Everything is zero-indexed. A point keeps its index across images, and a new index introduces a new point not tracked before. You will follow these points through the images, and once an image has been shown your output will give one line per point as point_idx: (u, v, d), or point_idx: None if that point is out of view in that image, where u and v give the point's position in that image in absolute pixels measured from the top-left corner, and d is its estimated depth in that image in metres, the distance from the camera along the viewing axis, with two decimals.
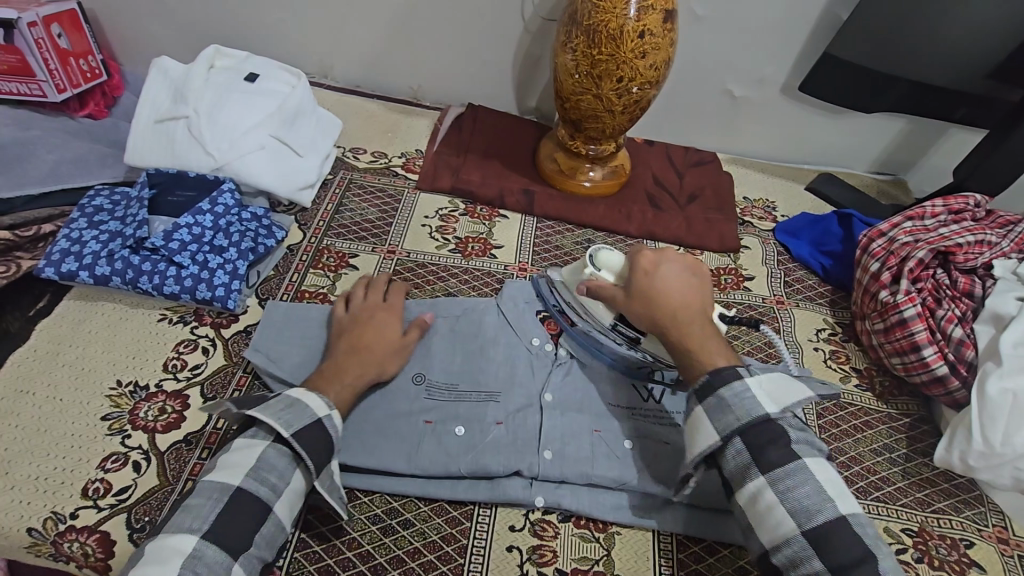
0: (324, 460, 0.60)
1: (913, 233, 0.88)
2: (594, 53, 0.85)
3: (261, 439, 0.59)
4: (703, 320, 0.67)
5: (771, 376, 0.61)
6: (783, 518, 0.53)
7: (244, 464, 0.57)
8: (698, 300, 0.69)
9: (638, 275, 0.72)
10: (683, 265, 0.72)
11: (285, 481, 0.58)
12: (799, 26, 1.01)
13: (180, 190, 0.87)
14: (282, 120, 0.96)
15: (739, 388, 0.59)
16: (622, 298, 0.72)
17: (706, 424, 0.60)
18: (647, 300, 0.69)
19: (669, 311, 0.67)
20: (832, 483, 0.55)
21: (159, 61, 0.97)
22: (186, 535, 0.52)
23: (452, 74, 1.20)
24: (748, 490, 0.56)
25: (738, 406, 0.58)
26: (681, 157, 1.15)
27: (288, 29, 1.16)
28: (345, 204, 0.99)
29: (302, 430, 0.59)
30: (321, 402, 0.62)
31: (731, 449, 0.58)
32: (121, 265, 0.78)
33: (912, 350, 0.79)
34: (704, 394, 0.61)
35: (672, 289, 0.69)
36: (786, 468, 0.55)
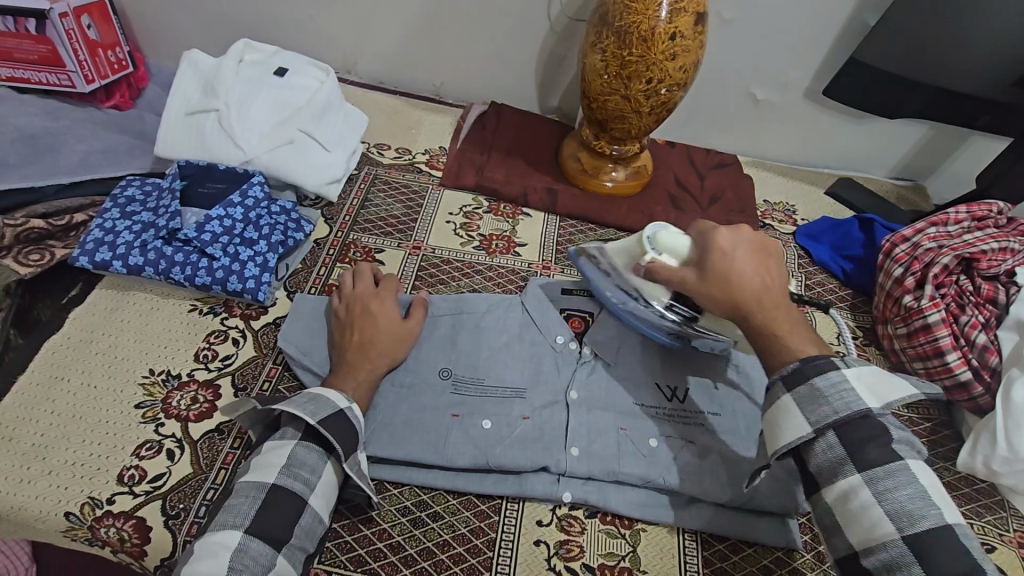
0: (351, 447, 0.61)
1: (937, 239, 0.88)
2: (624, 54, 0.86)
3: (289, 437, 0.60)
4: (780, 307, 0.63)
5: (874, 371, 0.58)
6: (879, 520, 0.51)
7: (276, 462, 0.58)
8: (776, 282, 0.65)
9: (713, 256, 0.66)
10: (757, 247, 0.67)
11: (317, 474, 0.59)
12: (826, 31, 1.02)
13: (212, 182, 0.89)
14: (311, 114, 0.97)
15: (836, 378, 0.57)
16: (693, 280, 0.67)
17: (796, 414, 0.57)
18: (726, 286, 0.64)
19: (751, 297, 0.63)
20: (937, 491, 0.51)
21: (189, 54, 0.98)
22: (230, 530, 0.53)
23: (476, 72, 1.20)
24: (839, 488, 0.54)
25: (835, 398, 0.56)
26: (702, 158, 1.15)
27: (314, 25, 1.17)
28: (370, 199, 1.00)
29: (327, 419, 0.60)
30: (340, 396, 0.63)
31: (822, 443, 0.56)
32: (154, 255, 0.80)
33: (936, 355, 0.80)
34: (795, 381, 0.58)
35: (752, 273, 0.65)
36: (888, 467, 0.52)
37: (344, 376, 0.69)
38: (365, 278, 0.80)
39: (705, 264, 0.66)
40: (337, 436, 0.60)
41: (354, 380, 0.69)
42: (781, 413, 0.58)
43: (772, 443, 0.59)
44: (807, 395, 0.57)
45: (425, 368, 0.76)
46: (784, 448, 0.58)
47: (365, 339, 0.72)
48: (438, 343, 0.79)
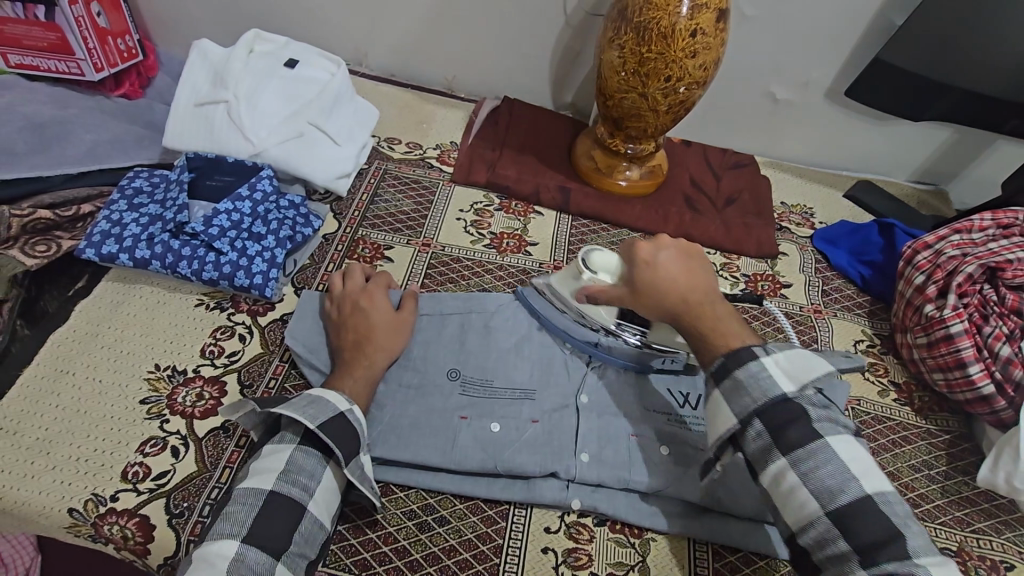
0: (352, 452, 0.60)
1: (960, 247, 0.86)
2: (643, 51, 0.84)
3: (287, 441, 0.59)
4: (716, 305, 0.65)
5: (791, 352, 0.57)
6: (807, 500, 0.52)
7: (275, 467, 0.57)
8: (706, 284, 0.67)
9: (639, 268, 0.69)
10: (680, 251, 0.70)
11: (315, 479, 0.58)
12: (850, 29, 0.99)
13: (220, 174, 0.87)
14: (321, 108, 0.95)
15: (754, 369, 0.57)
16: (629, 296, 0.70)
17: (723, 406, 0.58)
18: (656, 292, 0.66)
19: (678, 300, 0.65)
20: (858, 462, 0.52)
21: (199, 44, 0.97)
22: (228, 539, 0.52)
23: (489, 67, 1.18)
24: (771, 471, 0.54)
25: (753, 388, 0.56)
26: (718, 158, 1.13)
27: (325, 15, 1.15)
28: (379, 195, 0.99)
29: (327, 423, 0.59)
30: (341, 398, 0.62)
31: (751, 431, 0.56)
32: (161, 249, 0.79)
33: (957, 366, 0.78)
34: (719, 376, 0.59)
35: (678, 277, 0.67)
36: (809, 447, 0.53)
37: (347, 375, 0.68)
38: (356, 277, 0.78)
39: (633, 278, 0.69)
40: (337, 441, 0.59)
41: (356, 379, 0.67)
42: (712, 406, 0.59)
43: (709, 434, 0.59)
44: (732, 389, 0.57)
45: (432, 368, 0.75)
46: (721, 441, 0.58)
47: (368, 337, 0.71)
48: (446, 343, 0.77)
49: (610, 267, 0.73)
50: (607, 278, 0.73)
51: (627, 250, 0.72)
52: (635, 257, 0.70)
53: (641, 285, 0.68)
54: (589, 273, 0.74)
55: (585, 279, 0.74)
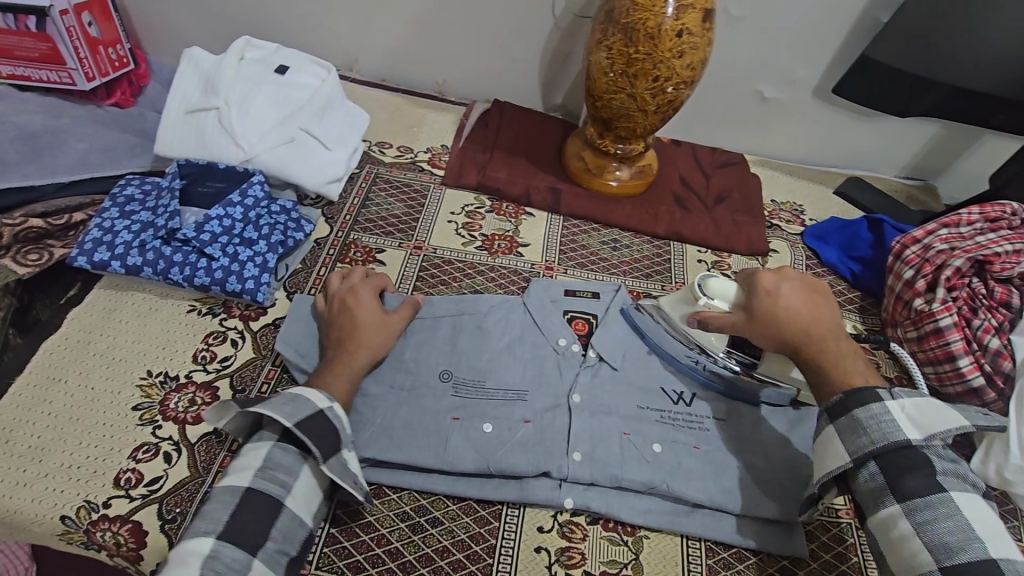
0: (330, 451, 0.59)
1: (949, 241, 0.86)
2: (631, 52, 0.84)
3: (266, 438, 0.59)
4: (836, 341, 0.67)
5: (920, 402, 0.58)
6: (918, 549, 0.52)
7: (252, 465, 0.57)
8: (829, 320, 0.69)
9: (761, 297, 0.71)
10: (805, 284, 0.72)
11: (294, 476, 0.58)
12: (836, 28, 1.00)
13: (211, 181, 0.88)
14: (312, 113, 0.96)
15: (877, 411, 0.58)
16: (743, 322, 0.71)
17: (838, 444, 0.59)
18: (777, 324, 0.68)
19: (802, 333, 0.67)
20: (981, 523, 0.52)
21: (189, 51, 0.98)
22: (203, 537, 0.52)
23: (479, 70, 1.19)
24: (882, 516, 0.55)
25: (873, 430, 0.58)
26: (708, 157, 1.14)
27: (315, 22, 1.15)
28: (371, 198, 0.99)
29: (303, 422, 0.59)
30: (320, 395, 0.62)
31: (865, 473, 0.57)
32: (152, 256, 0.79)
33: (947, 360, 0.78)
34: (835, 414, 0.61)
35: (802, 311, 0.69)
36: (927, 498, 0.53)
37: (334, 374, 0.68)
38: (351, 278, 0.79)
39: (752, 305, 0.71)
40: (314, 439, 0.58)
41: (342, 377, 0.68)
42: (824, 443, 0.61)
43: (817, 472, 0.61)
44: (847, 426, 0.59)
45: (424, 370, 0.75)
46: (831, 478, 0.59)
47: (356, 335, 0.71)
48: (438, 345, 0.78)
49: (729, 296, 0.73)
50: (723, 306, 0.74)
51: (747, 278, 0.74)
52: (757, 286, 0.71)
53: (761, 314, 0.70)
54: (706, 297, 0.75)
55: (700, 303, 0.75)
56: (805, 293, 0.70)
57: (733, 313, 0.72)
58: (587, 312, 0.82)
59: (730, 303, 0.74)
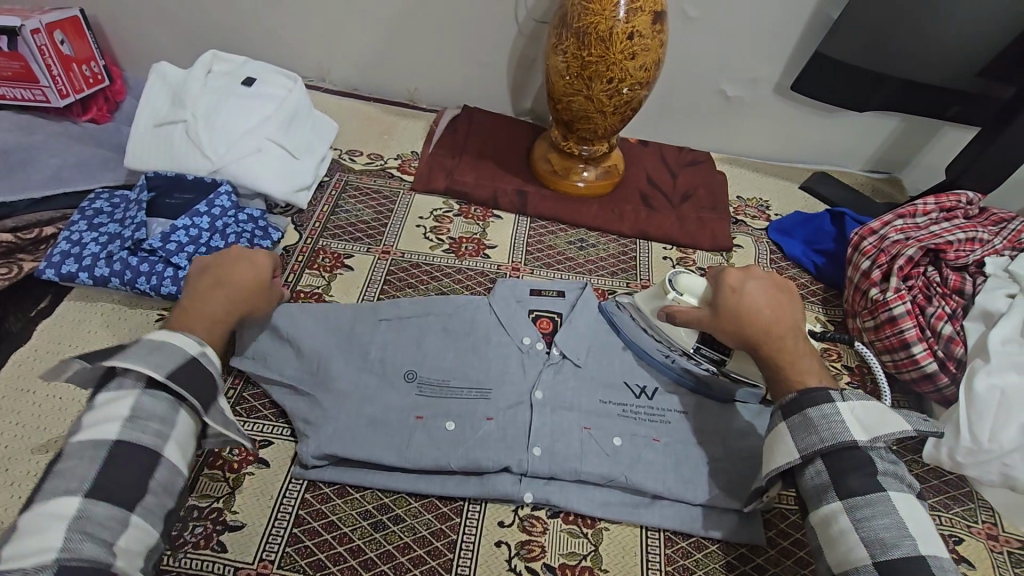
0: (207, 397, 0.59)
1: (904, 231, 0.88)
2: (584, 55, 0.86)
3: (129, 387, 0.55)
4: (796, 341, 0.67)
5: (870, 405, 0.58)
6: (854, 545, 0.52)
7: (116, 414, 0.53)
8: (792, 320, 0.68)
9: (724, 293, 0.70)
10: (772, 283, 0.71)
11: (169, 424, 0.55)
12: (791, 27, 1.02)
13: (180, 193, 0.89)
14: (279, 123, 0.97)
15: (828, 411, 0.57)
16: (709, 318, 0.71)
17: (788, 439, 0.58)
18: (739, 321, 0.68)
19: (764, 331, 0.67)
20: (916, 524, 0.52)
21: (158, 66, 0.99)
22: (66, 497, 0.48)
23: (449, 77, 1.21)
24: (823, 512, 0.55)
25: (822, 428, 0.57)
26: (675, 156, 1.15)
27: (287, 35, 1.18)
28: (340, 205, 1.01)
29: (176, 369, 0.57)
30: (188, 341, 0.60)
31: (811, 469, 0.57)
32: (119, 266, 0.80)
33: (902, 347, 0.79)
34: (790, 411, 0.60)
35: (765, 308, 0.68)
36: (869, 497, 0.53)
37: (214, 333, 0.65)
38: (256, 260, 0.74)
39: (717, 301, 0.71)
40: (189, 385, 0.57)
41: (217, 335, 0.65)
42: (775, 438, 0.60)
43: (765, 465, 0.61)
44: (800, 424, 0.58)
45: (388, 371, 0.76)
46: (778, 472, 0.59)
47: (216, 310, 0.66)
48: (402, 345, 0.78)
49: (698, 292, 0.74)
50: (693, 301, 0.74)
51: (717, 275, 0.73)
52: (725, 283, 0.71)
53: (724, 310, 0.69)
54: (675, 293, 0.75)
55: (670, 299, 0.76)
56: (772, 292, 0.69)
57: (699, 309, 0.72)
58: (551, 310, 0.83)
59: (699, 300, 0.74)
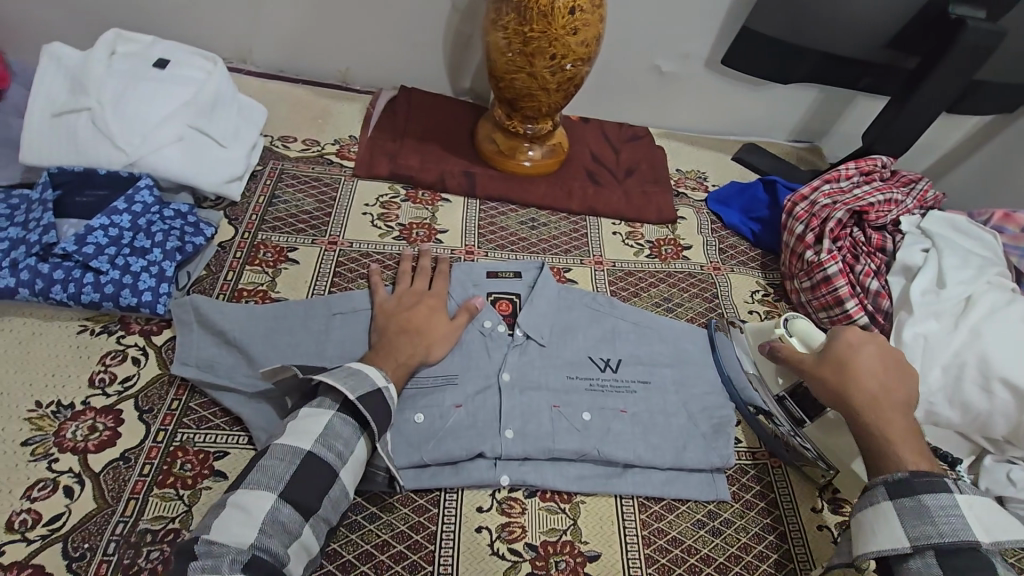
0: (385, 427, 0.62)
1: (831, 196, 0.95)
2: (526, 30, 0.85)
3: (327, 406, 0.60)
4: (899, 414, 0.61)
5: (993, 509, 0.54)
6: None
7: (313, 430, 0.58)
8: (904, 394, 0.64)
9: (839, 344, 0.68)
10: (888, 349, 0.67)
11: (350, 448, 0.59)
12: (719, 2, 1.05)
13: (91, 189, 0.81)
14: (200, 109, 0.89)
15: (945, 500, 0.53)
16: (811, 362, 0.68)
17: (895, 524, 0.54)
18: (845, 372, 0.65)
19: (867, 394, 0.63)
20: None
21: (50, 47, 0.88)
22: (265, 492, 0.54)
23: (382, 57, 1.15)
24: None
25: (938, 518, 0.53)
26: (616, 132, 1.17)
27: (199, 13, 1.08)
28: (277, 195, 0.95)
29: (367, 396, 0.61)
30: (379, 373, 0.64)
31: (919, 561, 0.52)
32: (27, 275, 0.71)
33: (837, 304, 0.86)
34: (898, 489, 0.55)
35: (876, 368, 0.65)
36: None
37: (387, 356, 0.69)
38: (395, 291, 0.79)
39: (829, 349, 0.68)
40: (376, 414, 0.61)
41: (397, 363, 0.68)
42: (879, 519, 0.55)
43: (861, 544, 0.56)
44: (909, 507, 0.54)
45: None
46: (876, 556, 0.54)
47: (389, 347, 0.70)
48: (360, 340, 0.75)
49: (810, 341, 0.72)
50: (802, 347, 0.72)
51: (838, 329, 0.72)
52: (842, 335, 0.69)
53: (832, 357, 0.67)
54: (786, 333, 0.74)
55: (778, 335, 0.75)
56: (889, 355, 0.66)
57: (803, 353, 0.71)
58: (510, 293, 0.83)
59: (807, 347, 0.72)
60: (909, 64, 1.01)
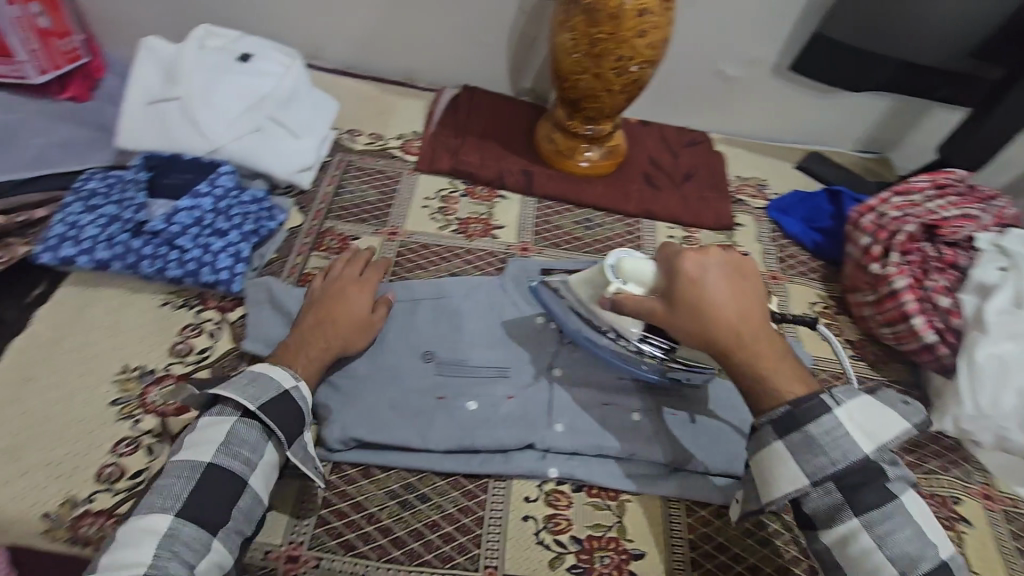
0: (294, 431, 0.62)
1: (902, 208, 0.91)
2: (594, 32, 0.86)
3: (228, 413, 0.60)
4: (771, 342, 0.58)
5: (864, 406, 0.55)
6: (881, 561, 0.51)
7: (214, 439, 0.58)
8: (761, 312, 0.59)
9: (682, 284, 0.60)
10: (732, 269, 0.61)
11: (257, 453, 0.59)
12: (791, 6, 1.03)
13: (177, 172, 0.86)
14: (279, 100, 0.94)
15: (829, 425, 0.54)
16: (661, 311, 0.61)
17: (791, 463, 0.55)
18: (699, 316, 0.58)
19: (731, 334, 0.57)
20: (933, 530, 0.53)
21: (148, 40, 0.95)
22: (160, 513, 0.53)
23: (447, 57, 1.19)
24: (838, 530, 0.54)
25: (831, 448, 0.53)
26: (675, 136, 1.16)
27: (279, 11, 1.14)
28: (344, 186, 0.99)
29: (270, 400, 0.61)
30: (285, 375, 0.64)
31: (818, 489, 0.54)
32: (121, 249, 0.78)
33: (902, 319, 0.83)
34: (786, 429, 0.55)
35: (725, 302, 0.58)
36: (883, 508, 0.52)
37: None
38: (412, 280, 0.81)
39: (671, 291, 0.61)
40: (280, 419, 0.61)
41: None
42: (776, 462, 0.55)
43: (767, 490, 0.56)
44: (802, 444, 0.54)
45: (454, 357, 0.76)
46: (784, 499, 0.55)
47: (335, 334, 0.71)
48: (419, 327, 0.78)
49: (644, 278, 0.65)
50: (637, 288, 0.65)
51: (666, 263, 0.63)
52: (679, 272, 0.61)
53: (680, 303, 0.59)
54: (619, 283, 0.66)
55: (614, 289, 0.66)
56: (731, 281, 0.60)
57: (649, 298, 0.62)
58: None
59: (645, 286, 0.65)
60: (995, 75, 0.96)
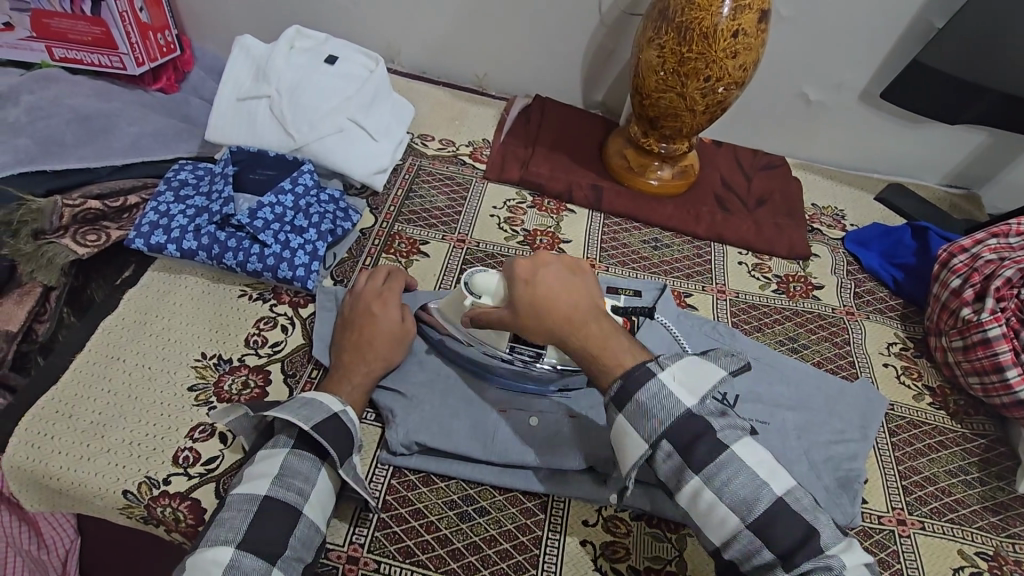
0: (347, 454, 0.62)
1: (998, 251, 0.86)
2: (683, 51, 0.84)
3: (282, 445, 0.61)
4: (598, 324, 0.62)
5: (683, 364, 0.58)
6: (727, 514, 0.52)
7: (268, 473, 0.58)
8: (591, 300, 0.64)
9: (518, 287, 0.65)
10: (563, 267, 0.67)
11: (310, 483, 0.59)
12: (887, 32, 0.99)
13: (262, 169, 0.89)
14: (360, 104, 0.97)
15: (653, 387, 0.56)
16: (510, 317, 0.66)
17: (631, 432, 0.56)
18: (539, 315, 0.62)
19: (560, 325, 0.61)
20: (763, 465, 0.53)
21: (242, 39, 0.99)
22: (222, 546, 0.53)
23: (521, 67, 1.19)
24: (686, 493, 0.54)
25: (657, 408, 0.55)
26: (749, 159, 1.13)
27: (361, 14, 1.16)
28: (413, 190, 1.00)
29: (322, 423, 0.61)
30: (334, 399, 0.64)
31: (662, 453, 0.55)
32: (207, 240, 0.80)
33: (994, 370, 0.79)
34: (621, 401, 0.57)
35: (562, 295, 0.63)
36: (719, 461, 0.53)
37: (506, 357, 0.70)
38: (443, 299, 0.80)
39: (513, 297, 0.65)
40: (331, 441, 0.61)
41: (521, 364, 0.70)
42: (621, 434, 0.57)
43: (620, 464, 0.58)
44: (633, 412, 0.56)
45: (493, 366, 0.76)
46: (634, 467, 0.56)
47: (378, 349, 0.72)
48: None
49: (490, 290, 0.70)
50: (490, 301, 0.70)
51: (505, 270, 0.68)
52: (514, 277, 0.66)
53: (520, 307, 0.64)
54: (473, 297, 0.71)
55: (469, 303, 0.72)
56: (562, 277, 0.65)
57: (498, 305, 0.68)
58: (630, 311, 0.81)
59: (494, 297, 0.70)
60: None
